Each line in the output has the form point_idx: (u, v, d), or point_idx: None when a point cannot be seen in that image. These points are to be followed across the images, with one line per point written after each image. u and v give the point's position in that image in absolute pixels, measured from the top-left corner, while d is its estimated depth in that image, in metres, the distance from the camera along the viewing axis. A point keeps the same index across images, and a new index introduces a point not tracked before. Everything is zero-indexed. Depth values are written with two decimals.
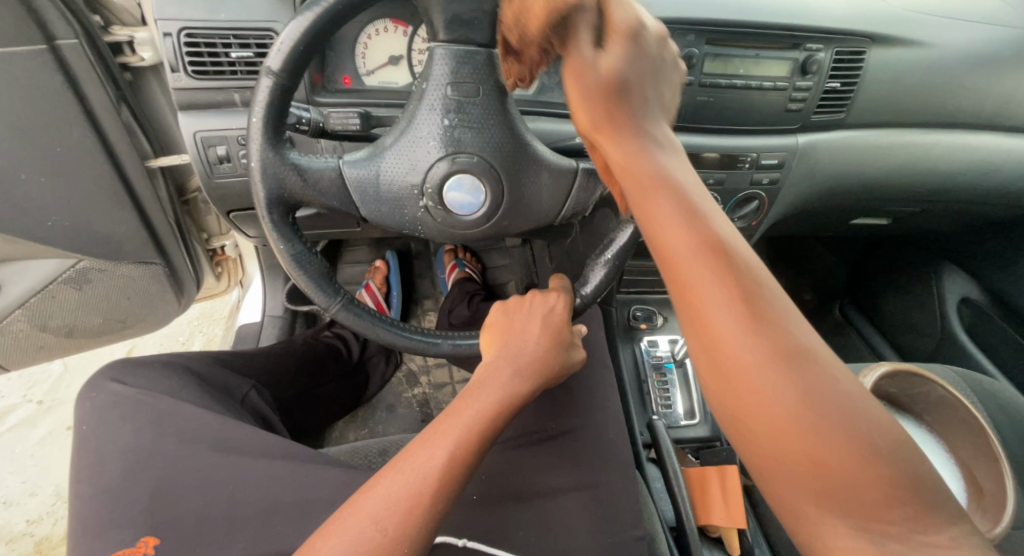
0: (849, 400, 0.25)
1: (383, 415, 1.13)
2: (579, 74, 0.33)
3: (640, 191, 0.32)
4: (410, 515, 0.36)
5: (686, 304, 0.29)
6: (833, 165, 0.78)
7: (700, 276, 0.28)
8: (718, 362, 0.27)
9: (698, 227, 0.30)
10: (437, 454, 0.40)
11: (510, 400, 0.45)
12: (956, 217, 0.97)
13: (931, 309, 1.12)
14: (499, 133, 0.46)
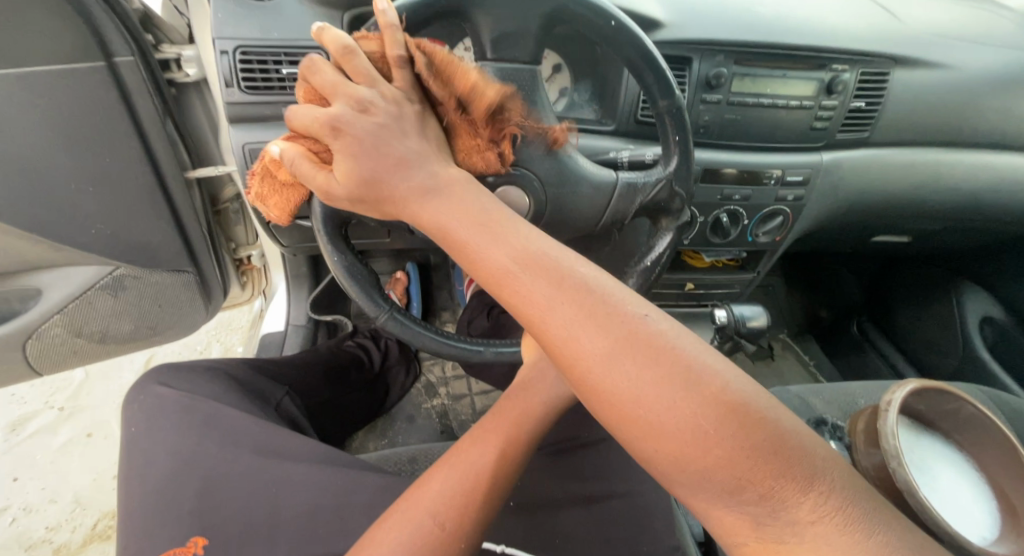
0: (677, 359, 0.26)
1: (403, 426, 1.13)
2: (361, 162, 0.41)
3: (449, 233, 0.34)
4: (466, 504, 0.38)
5: (523, 318, 0.31)
6: (857, 182, 0.79)
7: (524, 291, 0.30)
8: (566, 366, 0.29)
9: (510, 240, 0.32)
10: (488, 450, 0.42)
11: (555, 401, 0.48)
12: (977, 235, 0.98)
13: (951, 327, 1.12)
14: (544, 147, 0.48)
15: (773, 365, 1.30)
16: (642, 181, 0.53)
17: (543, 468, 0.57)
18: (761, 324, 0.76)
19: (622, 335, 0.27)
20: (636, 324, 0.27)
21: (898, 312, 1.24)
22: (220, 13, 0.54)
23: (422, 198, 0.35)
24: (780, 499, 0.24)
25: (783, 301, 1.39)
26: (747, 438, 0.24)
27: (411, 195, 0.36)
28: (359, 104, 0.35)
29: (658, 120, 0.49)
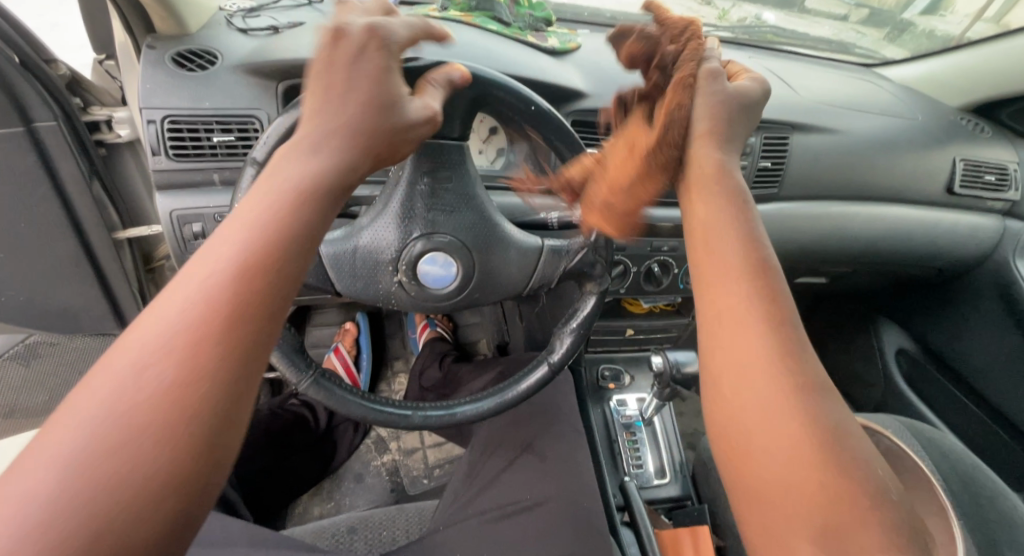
0: (852, 430, 0.25)
1: (350, 486, 1.08)
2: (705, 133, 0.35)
3: (700, 209, 0.32)
4: (72, 515, 0.19)
5: (711, 308, 0.29)
6: (774, 232, 0.86)
7: (742, 294, 0.28)
8: (731, 365, 0.27)
9: (741, 245, 0.30)
10: (105, 401, 0.21)
11: (254, 290, 0.25)
12: (884, 276, 1.08)
13: (873, 359, 1.21)
14: (470, 214, 0.48)
15: None
16: (566, 246, 0.54)
17: (482, 539, 0.55)
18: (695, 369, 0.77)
19: (814, 381, 0.26)
20: (821, 375, 0.26)
21: (830, 347, 1.32)
22: (149, 84, 0.55)
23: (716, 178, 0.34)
24: None
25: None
26: (897, 531, 0.22)
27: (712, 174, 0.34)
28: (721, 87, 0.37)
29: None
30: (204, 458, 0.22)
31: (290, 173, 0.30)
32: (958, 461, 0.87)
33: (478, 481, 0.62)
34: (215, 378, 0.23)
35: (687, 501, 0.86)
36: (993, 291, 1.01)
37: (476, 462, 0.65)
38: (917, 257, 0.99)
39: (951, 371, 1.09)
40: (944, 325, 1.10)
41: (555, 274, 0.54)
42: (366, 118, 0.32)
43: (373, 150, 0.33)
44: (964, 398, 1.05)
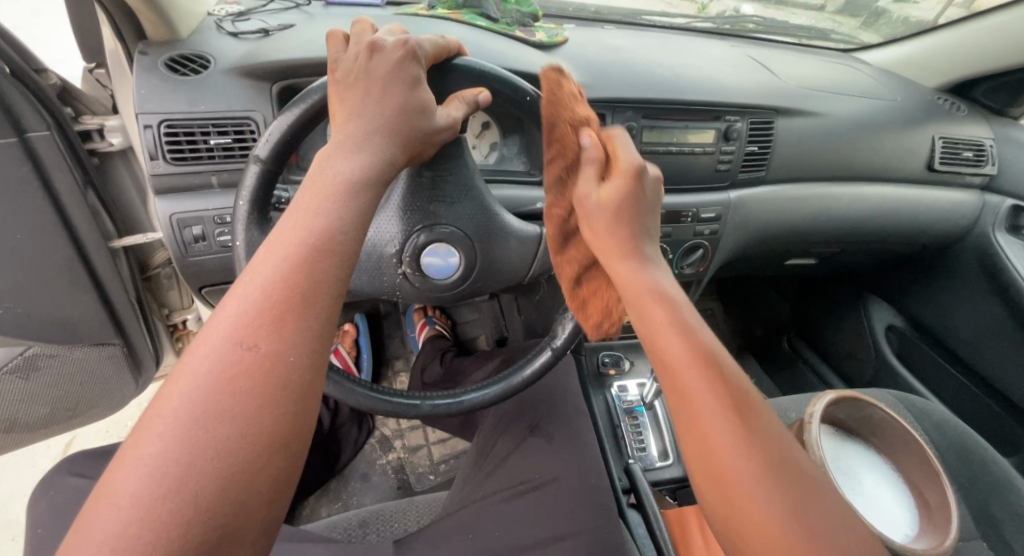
0: (809, 484, 0.34)
1: (358, 486, 1.09)
2: (588, 206, 0.43)
3: (644, 302, 0.41)
4: (176, 494, 0.25)
5: (675, 402, 0.38)
6: (763, 216, 0.89)
7: (699, 389, 0.36)
8: (701, 451, 0.36)
9: (690, 342, 0.38)
10: (189, 399, 0.27)
11: (298, 296, 0.31)
12: (871, 255, 1.11)
13: (865, 335, 1.24)
14: (471, 205, 0.49)
15: None
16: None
17: (493, 519, 0.56)
18: None
19: (773, 458, 0.34)
20: (774, 448, 0.35)
21: (821, 327, 1.35)
22: (143, 89, 0.55)
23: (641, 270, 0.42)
24: None
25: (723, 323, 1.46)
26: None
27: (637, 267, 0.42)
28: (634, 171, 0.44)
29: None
30: (275, 450, 0.28)
31: (346, 164, 0.36)
32: (950, 431, 0.90)
33: (488, 465, 0.63)
34: (278, 384, 0.29)
35: (691, 482, 0.88)
36: (975, 265, 1.04)
37: (484, 447, 0.66)
38: (901, 234, 1.02)
39: (938, 344, 1.12)
40: (930, 301, 1.13)
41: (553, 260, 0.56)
42: (402, 126, 0.38)
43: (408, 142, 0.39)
44: (951, 369, 1.08)
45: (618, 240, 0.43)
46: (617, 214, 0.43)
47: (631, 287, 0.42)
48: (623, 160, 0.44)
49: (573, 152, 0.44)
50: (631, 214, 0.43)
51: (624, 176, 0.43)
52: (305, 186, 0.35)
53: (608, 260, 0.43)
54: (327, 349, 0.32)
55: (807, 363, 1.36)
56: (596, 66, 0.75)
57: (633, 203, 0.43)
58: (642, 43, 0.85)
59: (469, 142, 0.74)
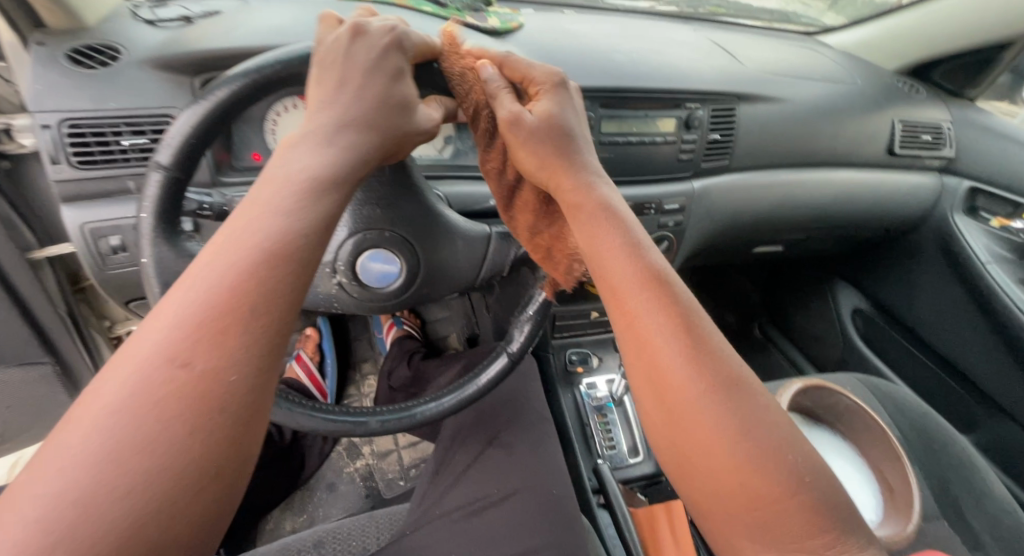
0: (760, 400, 0.32)
1: (324, 496, 1.05)
2: (522, 135, 0.38)
3: (587, 218, 0.37)
4: (73, 542, 0.20)
5: (620, 321, 0.34)
6: (726, 205, 0.87)
7: (645, 304, 0.33)
8: (645, 369, 0.33)
9: (638, 259, 0.35)
10: (103, 427, 0.22)
11: (246, 304, 0.26)
12: (837, 240, 1.11)
13: (832, 319, 1.26)
14: (410, 207, 0.45)
15: None
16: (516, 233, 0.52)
17: (451, 539, 0.53)
18: None
19: (722, 374, 0.32)
20: (726, 365, 0.32)
21: (790, 312, 1.36)
22: (39, 85, 0.49)
23: (588, 188, 0.38)
24: (810, 533, 0.29)
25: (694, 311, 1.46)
26: (801, 483, 0.29)
27: (582, 185, 0.38)
28: (551, 85, 0.40)
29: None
30: (206, 485, 0.23)
31: (313, 156, 0.31)
32: (914, 415, 0.91)
33: (446, 479, 0.60)
34: (215, 409, 0.24)
35: (661, 478, 0.87)
36: (935, 247, 1.05)
37: (443, 461, 0.63)
38: (865, 219, 1.02)
39: (902, 326, 1.13)
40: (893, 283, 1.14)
41: (507, 261, 0.52)
42: (380, 121, 0.34)
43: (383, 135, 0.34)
44: (915, 351, 1.10)
45: (561, 162, 0.38)
46: (556, 135, 0.39)
47: (573, 204, 0.38)
48: (538, 73, 0.40)
49: (479, 90, 0.39)
50: (565, 131, 0.39)
51: (548, 91, 0.39)
52: (265, 188, 0.30)
53: (553, 184, 0.39)
54: (278, 369, 0.27)
55: (778, 348, 1.37)
56: (552, 52, 0.71)
57: (564, 119, 0.39)
58: (602, 28, 0.82)
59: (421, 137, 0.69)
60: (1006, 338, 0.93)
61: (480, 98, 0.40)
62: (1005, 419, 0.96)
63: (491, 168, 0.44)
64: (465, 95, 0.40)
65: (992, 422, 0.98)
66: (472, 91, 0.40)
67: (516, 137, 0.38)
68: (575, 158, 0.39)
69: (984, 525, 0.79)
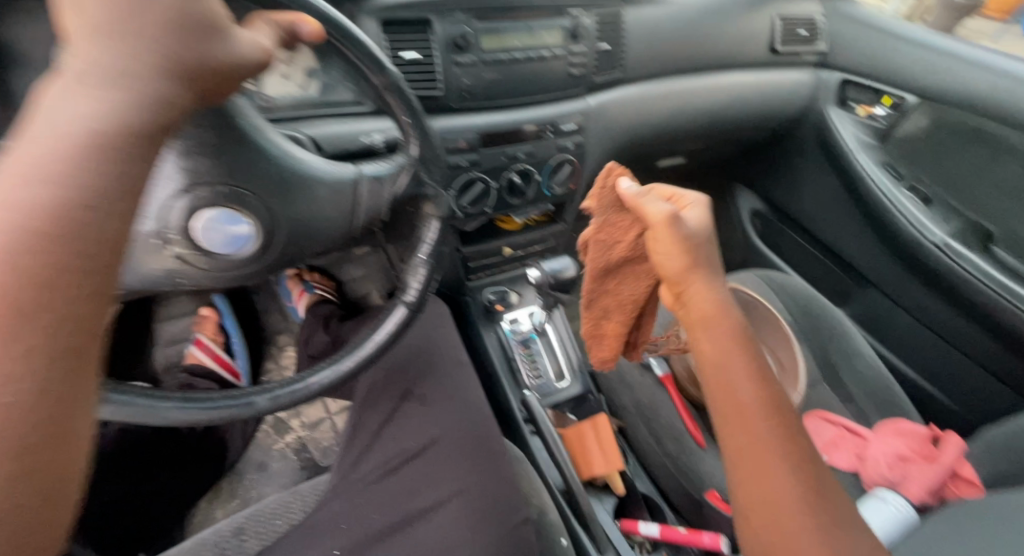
0: (858, 535, 0.34)
1: (256, 476, 0.99)
2: (671, 237, 0.40)
3: (720, 331, 0.38)
4: None
5: (736, 436, 0.36)
6: (623, 120, 0.85)
7: (768, 430, 0.35)
8: (758, 492, 0.34)
9: (758, 376, 0.37)
10: None
11: (19, 302, 0.21)
12: (733, 145, 1.15)
13: (734, 222, 1.34)
14: (250, 157, 0.38)
15: None
16: (389, 171, 0.46)
17: (377, 500, 0.52)
18: (571, 275, 0.83)
19: (828, 509, 0.34)
20: (829, 500, 0.34)
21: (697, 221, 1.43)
22: None
23: (717, 303, 0.39)
24: None
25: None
26: None
27: (711, 298, 0.39)
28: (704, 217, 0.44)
29: (392, 111, 0.43)
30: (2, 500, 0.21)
31: (77, 120, 0.23)
32: (804, 299, 1.00)
33: (361, 440, 0.57)
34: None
35: (589, 397, 0.91)
36: (815, 142, 1.12)
37: (353, 421, 0.59)
38: (754, 121, 1.05)
39: (793, 221, 1.21)
40: (783, 181, 1.21)
41: (385, 203, 0.47)
42: (185, 60, 0.26)
43: (188, 76, 0.26)
44: (803, 243, 1.19)
45: (700, 270, 0.40)
46: (701, 250, 0.41)
47: (710, 316, 0.38)
48: (697, 204, 0.44)
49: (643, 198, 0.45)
50: (705, 247, 0.41)
51: (703, 218, 0.43)
52: (25, 146, 0.23)
53: (685, 283, 0.39)
54: (87, 361, 0.24)
55: None
56: None
57: (707, 243, 0.42)
58: None
59: (279, 71, 0.59)
60: (871, 217, 1.03)
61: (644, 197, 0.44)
62: (873, 290, 1.07)
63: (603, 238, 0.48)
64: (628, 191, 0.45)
65: (863, 292, 1.09)
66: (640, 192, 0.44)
67: (667, 234, 0.40)
68: (710, 273, 0.40)
69: (855, 382, 0.94)
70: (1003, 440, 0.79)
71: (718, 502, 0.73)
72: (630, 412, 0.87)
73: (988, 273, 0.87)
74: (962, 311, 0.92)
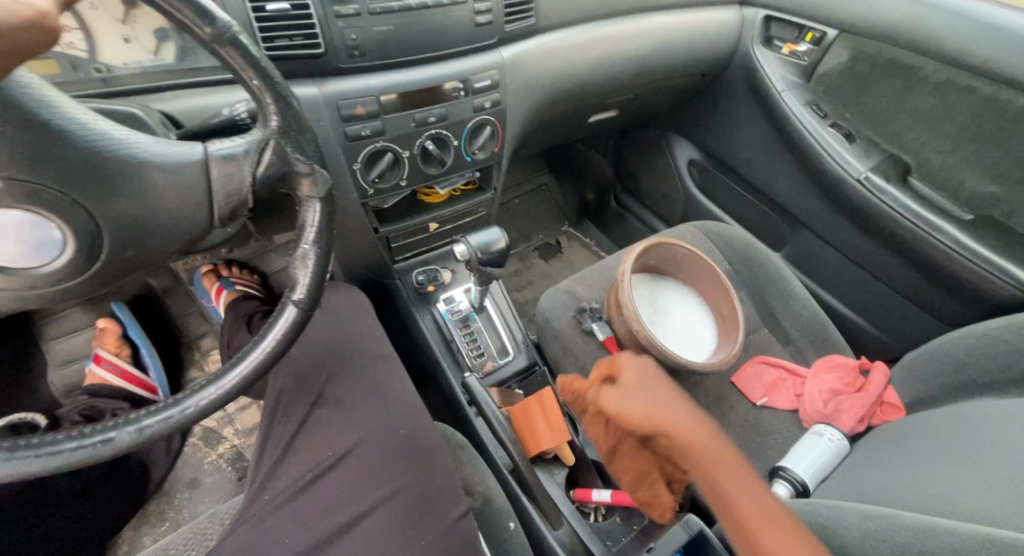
0: None
1: (186, 494, 0.88)
2: (620, 397, 0.42)
3: (694, 448, 0.37)
4: None
5: (748, 553, 0.33)
6: (543, 73, 0.79)
7: (773, 540, 0.31)
8: None
9: (762, 494, 0.34)
10: None
11: None
12: (664, 94, 1.11)
13: (673, 175, 1.32)
14: (40, 141, 0.32)
15: (563, 257, 1.50)
16: (243, 149, 0.40)
17: (294, 519, 0.48)
18: (501, 246, 0.77)
19: None
20: None
21: (638, 176, 1.42)
22: None
23: (693, 425, 0.38)
24: None
25: (558, 195, 1.56)
26: None
27: (687, 423, 0.38)
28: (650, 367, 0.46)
29: (236, 73, 0.35)
30: None
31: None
32: (743, 247, 1.00)
33: (274, 455, 0.53)
34: None
35: (535, 368, 0.89)
36: (743, 85, 1.10)
37: (265, 436, 0.55)
38: (682, 66, 1.01)
39: (729, 169, 1.20)
40: (716, 128, 1.19)
41: (244, 188, 0.40)
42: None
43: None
44: (740, 189, 1.19)
45: (659, 407, 0.40)
46: (651, 396, 0.41)
47: (697, 444, 0.37)
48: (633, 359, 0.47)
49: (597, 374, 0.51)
50: (660, 391, 0.42)
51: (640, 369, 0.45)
52: None
53: (648, 424, 0.39)
54: None
55: (633, 214, 1.46)
56: None
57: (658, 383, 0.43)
58: None
59: (116, 34, 0.48)
60: (801, 158, 1.03)
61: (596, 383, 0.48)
62: (805, 231, 1.09)
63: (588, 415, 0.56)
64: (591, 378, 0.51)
65: (796, 234, 1.11)
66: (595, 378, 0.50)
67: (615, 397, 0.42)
68: (677, 406, 0.40)
69: (790, 320, 0.95)
70: (920, 362, 0.81)
71: None
72: None
73: (905, 204, 0.89)
74: (885, 245, 0.94)
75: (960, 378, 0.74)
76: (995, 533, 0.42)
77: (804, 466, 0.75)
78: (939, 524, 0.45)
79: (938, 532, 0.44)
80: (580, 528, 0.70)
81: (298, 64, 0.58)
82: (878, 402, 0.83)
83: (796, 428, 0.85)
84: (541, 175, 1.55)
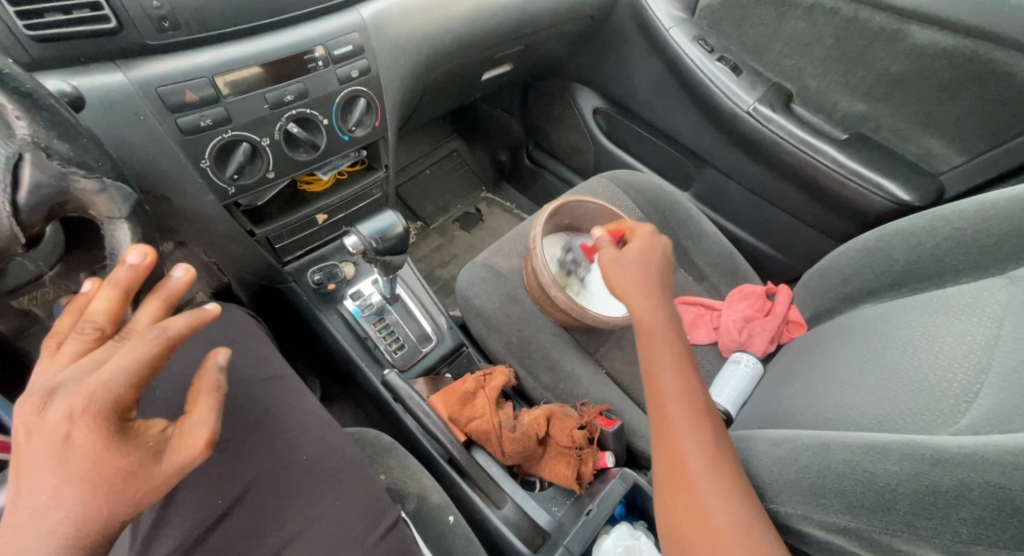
0: (747, 499, 0.43)
1: None
2: (611, 257, 0.60)
3: (643, 324, 0.54)
4: None
5: (661, 397, 0.49)
6: (413, 30, 0.71)
7: (676, 393, 0.48)
8: (669, 447, 0.46)
9: (686, 384, 0.49)
10: None
11: None
12: (556, 42, 1.06)
13: (579, 125, 1.30)
14: None
15: (484, 225, 1.46)
16: None
17: None
18: (399, 231, 0.71)
19: (721, 468, 0.44)
20: (733, 469, 0.44)
21: (546, 130, 1.38)
22: None
23: (653, 309, 0.54)
24: None
25: (470, 160, 1.52)
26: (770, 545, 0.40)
27: (651, 308, 0.54)
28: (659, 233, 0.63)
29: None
30: None
31: (126, 341, 0.30)
32: (652, 191, 1.00)
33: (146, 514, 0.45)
34: None
35: (461, 350, 0.85)
36: (632, 25, 1.06)
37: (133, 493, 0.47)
38: (570, 9, 0.96)
39: (631, 114, 1.19)
40: (612, 72, 1.16)
41: (5, 220, 0.35)
42: (110, 453, 0.27)
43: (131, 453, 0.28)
44: (645, 133, 1.18)
45: (642, 283, 0.57)
46: (643, 264, 0.58)
47: (650, 327, 0.53)
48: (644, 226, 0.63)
49: (477, 378, 0.76)
50: (643, 269, 0.58)
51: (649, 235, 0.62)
52: (48, 484, 0.27)
53: (624, 295, 0.57)
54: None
55: (547, 170, 1.43)
56: None
57: (658, 268, 0.59)
58: None
59: None
60: (695, 96, 1.02)
61: (477, 377, 0.76)
62: (708, 168, 1.10)
63: (504, 415, 0.73)
64: (471, 378, 0.77)
65: (701, 171, 1.12)
66: (478, 377, 0.76)
67: (608, 255, 0.60)
68: (655, 286, 0.57)
69: (704, 259, 0.97)
70: (816, 280, 0.85)
71: (599, 419, 0.71)
72: (502, 354, 0.82)
73: (791, 129, 0.92)
74: (778, 173, 0.97)
75: (849, 290, 0.79)
76: (885, 440, 0.44)
77: (727, 395, 0.78)
78: (834, 440, 0.47)
79: (833, 449, 0.46)
80: (523, 501, 0.69)
81: (86, 45, 0.47)
82: (785, 321, 0.88)
83: (717, 359, 0.88)
84: (450, 141, 1.51)
